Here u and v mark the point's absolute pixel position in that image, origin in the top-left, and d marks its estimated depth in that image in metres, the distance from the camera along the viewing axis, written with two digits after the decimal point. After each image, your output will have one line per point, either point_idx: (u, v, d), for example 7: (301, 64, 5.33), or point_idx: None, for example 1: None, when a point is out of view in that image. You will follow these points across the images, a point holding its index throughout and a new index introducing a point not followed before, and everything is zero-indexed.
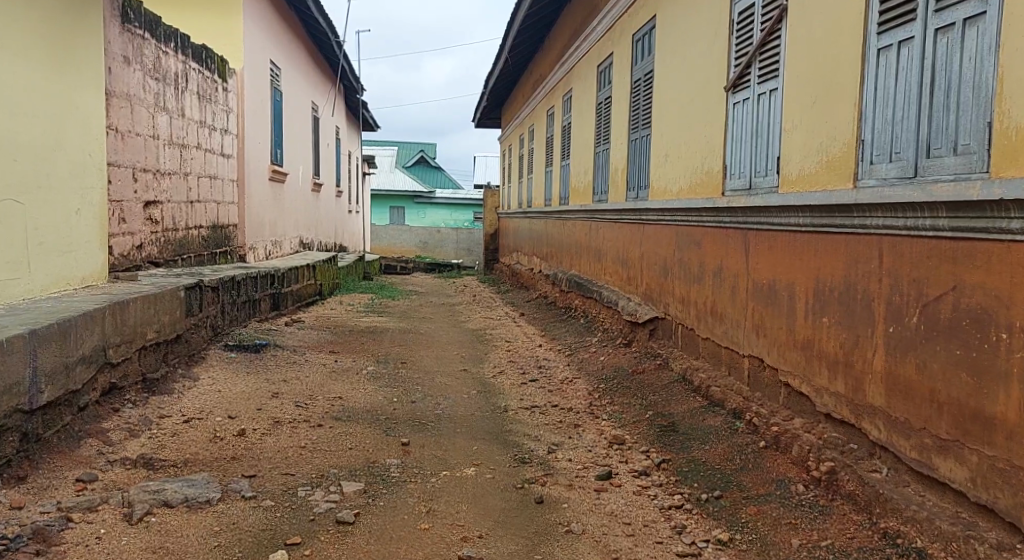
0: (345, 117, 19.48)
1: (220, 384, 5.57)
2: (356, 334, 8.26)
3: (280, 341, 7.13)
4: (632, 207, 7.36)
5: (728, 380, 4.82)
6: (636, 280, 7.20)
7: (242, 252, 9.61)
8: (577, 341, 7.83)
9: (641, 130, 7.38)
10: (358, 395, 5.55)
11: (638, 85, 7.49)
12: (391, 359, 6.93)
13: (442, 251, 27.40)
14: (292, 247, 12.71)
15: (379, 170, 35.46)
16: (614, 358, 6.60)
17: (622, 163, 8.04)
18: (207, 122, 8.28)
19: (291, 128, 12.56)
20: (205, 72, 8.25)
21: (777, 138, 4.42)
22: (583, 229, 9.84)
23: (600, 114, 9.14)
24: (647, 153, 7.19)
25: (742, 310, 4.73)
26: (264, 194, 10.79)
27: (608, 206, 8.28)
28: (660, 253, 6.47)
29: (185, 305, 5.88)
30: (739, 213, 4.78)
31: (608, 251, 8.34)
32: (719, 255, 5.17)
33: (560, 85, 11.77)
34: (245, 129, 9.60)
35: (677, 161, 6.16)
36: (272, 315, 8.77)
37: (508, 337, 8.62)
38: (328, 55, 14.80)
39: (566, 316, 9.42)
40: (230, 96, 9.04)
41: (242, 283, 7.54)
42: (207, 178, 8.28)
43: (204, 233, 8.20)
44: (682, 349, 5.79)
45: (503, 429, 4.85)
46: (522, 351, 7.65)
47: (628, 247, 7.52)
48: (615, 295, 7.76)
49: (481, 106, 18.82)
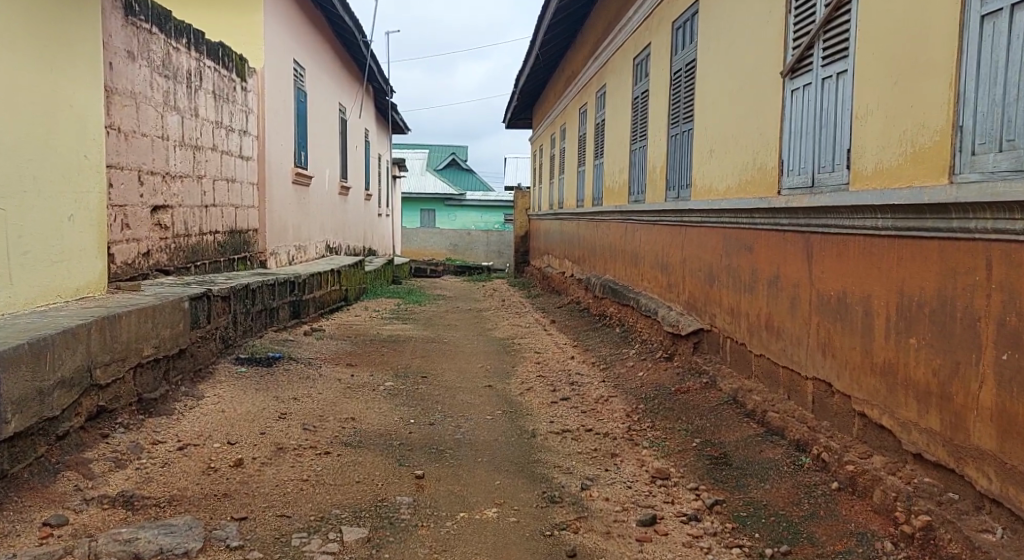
0: (374, 118, 18.99)
1: (224, 402, 5.08)
2: (376, 344, 7.77)
3: (295, 353, 6.64)
4: (673, 208, 6.78)
5: (788, 405, 4.27)
6: (677, 288, 6.63)
7: (262, 258, 9.17)
8: (612, 353, 7.27)
9: (682, 125, 6.81)
10: (373, 416, 5.04)
11: (679, 76, 6.90)
12: (412, 373, 6.40)
13: (472, 254, 26.95)
14: (317, 252, 12.26)
15: (409, 172, 35.06)
16: (655, 374, 6.04)
17: (661, 161, 7.46)
18: (224, 122, 7.74)
19: (315, 129, 12.08)
20: (217, 68, 7.47)
21: (846, 128, 3.84)
22: (618, 231, 9.26)
23: (636, 110, 8.57)
24: (688, 149, 6.62)
25: (804, 326, 4.17)
26: (286, 197, 10.34)
27: (646, 207, 7.70)
28: (705, 259, 5.89)
29: (191, 316, 5.33)
30: (798, 215, 4.21)
31: (646, 256, 7.77)
32: (774, 262, 4.60)
33: (594, 82, 11.23)
34: (265, 130, 9.13)
35: (724, 157, 5.58)
36: (292, 324, 8.31)
37: (538, 348, 8.06)
38: (355, 54, 14.31)
39: (600, 325, 8.85)
40: (249, 95, 8.56)
41: (258, 290, 7.09)
42: (224, 181, 7.80)
43: (220, 238, 7.74)
44: (733, 366, 5.22)
45: (530, 460, 4.31)
46: (553, 364, 7.10)
47: (668, 252, 6.95)
48: (655, 303, 7.19)
49: (511, 106, 18.29)
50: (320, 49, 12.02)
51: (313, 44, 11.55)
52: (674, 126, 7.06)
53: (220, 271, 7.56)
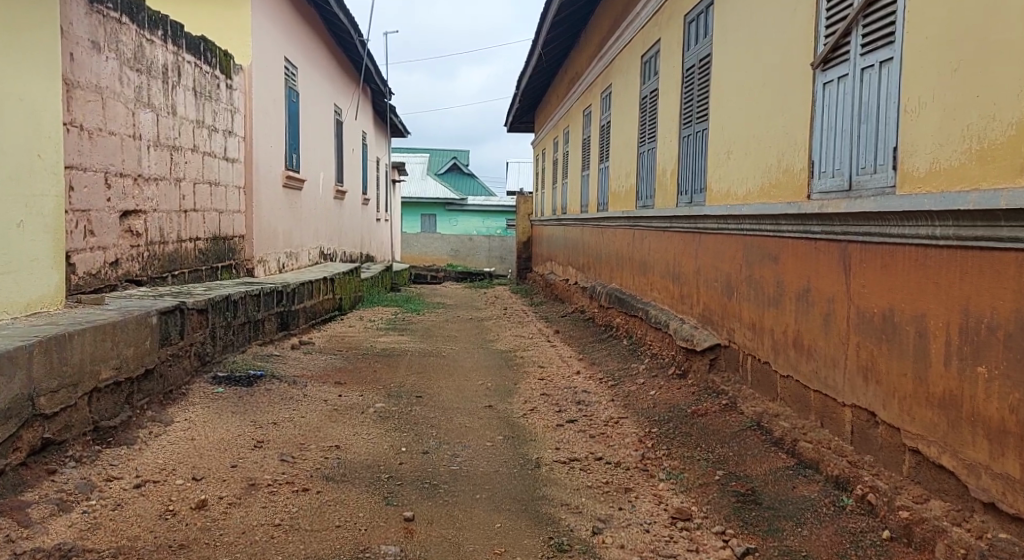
0: (372, 121, 18.58)
1: (196, 428, 4.63)
2: (369, 359, 7.30)
3: (279, 370, 6.18)
4: (685, 213, 6.34)
5: (822, 434, 3.82)
6: (691, 299, 6.17)
7: (249, 266, 8.71)
8: (620, 368, 6.79)
9: (695, 124, 6.36)
10: (360, 444, 4.58)
11: (691, 73, 6.47)
12: (405, 392, 5.93)
13: (473, 260, 26.50)
14: (310, 258, 11.81)
15: (410, 177, 34.62)
16: (668, 394, 5.56)
17: (672, 164, 7.01)
18: (206, 122, 7.32)
19: (308, 131, 11.64)
20: (199, 63, 7.09)
21: (892, 123, 3.40)
22: (625, 237, 8.81)
23: (644, 110, 8.12)
24: (703, 150, 6.17)
25: (840, 345, 3.72)
26: (276, 202, 9.89)
27: (655, 213, 7.24)
28: (723, 268, 5.43)
29: (160, 332, 4.88)
30: (833, 222, 3.75)
31: (656, 264, 7.31)
32: (802, 273, 4.15)
33: (598, 82, 10.78)
34: (253, 131, 8.69)
35: (744, 158, 5.13)
36: (279, 336, 7.84)
37: (541, 362, 7.59)
38: (351, 54, 13.90)
39: (607, 338, 8.38)
40: (234, 94, 8.14)
41: (240, 302, 6.62)
42: (206, 184, 7.36)
43: (202, 246, 7.29)
44: (755, 388, 4.75)
45: (533, 496, 3.85)
46: (556, 380, 6.62)
47: (681, 260, 6.49)
48: (666, 315, 6.72)
49: (513, 109, 17.85)
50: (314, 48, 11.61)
51: (305, 42, 11.12)
52: (686, 126, 6.62)
53: (201, 281, 7.10)
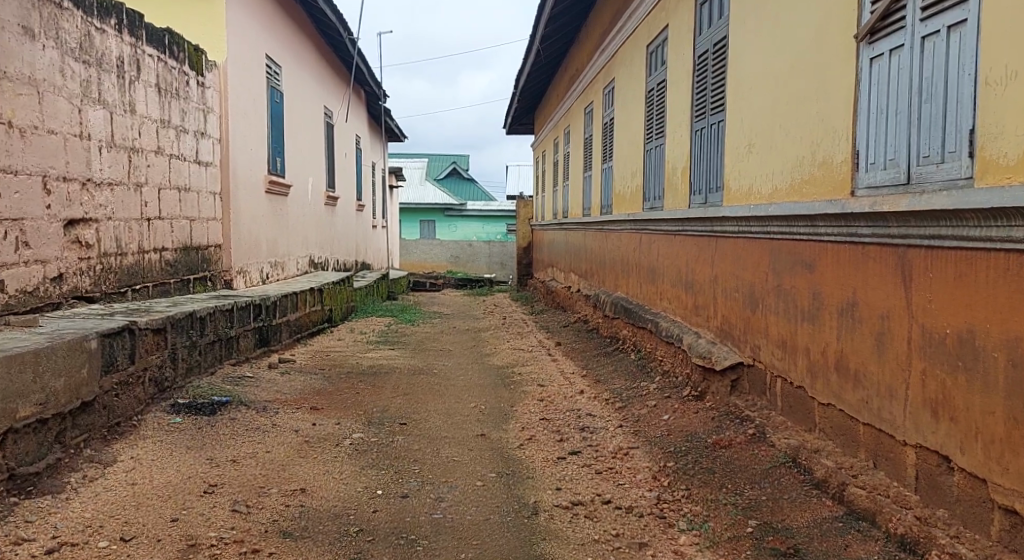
0: (366, 124, 17.98)
1: (141, 468, 4.01)
2: (351, 378, 6.66)
3: (248, 395, 5.55)
4: (698, 215, 5.72)
5: (876, 478, 3.21)
6: (707, 310, 5.56)
7: (227, 278, 8.09)
8: (628, 388, 6.15)
9: (709, 116, 5.74)
10: (331, 486, 3.96)
11: (704, 59, 5.84)
12: (388, 419, 5.29)
13: (473, 266, 25.85)
14: (298, 267, 11.18)
15: (408, 181, 33.97)
16: (685, 419, 4.93)
17: (683, 162, 6.39)
18: (174, 121, 6.73)
19: (294, 133, 11.02)
20: (163, 58, 6.52)
21: (970, 102, 2.81)
22: (631, 242, 8.18)
23: (651, 104, 7.49)
24: (717, 145, 5.55)
25: (897, 371, 3.12)
26: (259, 208, 9.28)
27: (665, 215, 6.61)
28: (744, 276, 4.82)
29: (102, 357, 4.26)
30: (887, 223, 3.15)
31: (666, 271, 6.69)
32: (843, 283, 3.55)
33: (600, 77, 10.16)
34: (230, 132, 8.09)
35: (769, 151, 4.51)
36: (256, 353, 7.21)
37: (541, 379, 6.95)
38: (340, 52, 13.30)
39: (612, 352, 7.73)
40: (207, 91, 7.54)
41: (208, 318, 6.00)
42: (174, 189, 6.75)
43: (169, 256, 6.68)
44: (786, 415, 4.12)
45: (529, 555, 3.23)
46: (558, 401, 5.98)
47: (694, 267, 5.88)
48: (679, 327, 6.10)
49: (512, 110, 17.23)
50: (298, 45, 11.00)
51: (289, 38, 10.51)
52: (697, 118, 6.00)
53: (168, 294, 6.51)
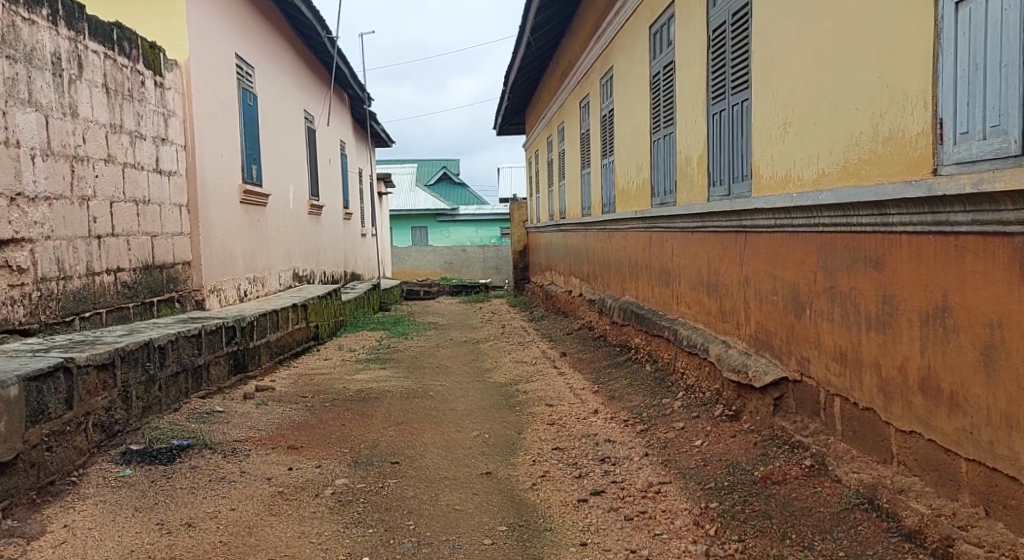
0: (352, 129, 17.33)
1: (73, 541, 3.32)
2: (337, 407, 5.95)
3: (214, 435, 4.85)
4: (720, 209, 5.03)
5: (996, 533, 2.54)
6: (737, 316, 4.87)
7: (198, 297, 7.36)
8: (648, 407, 5.45)
9: (729, 97, 5.05)
10: (305, 553, 3.26)
11: (721, 33, 5.16)
12: (378, 457, 4.59)
13: (468, 273, 25.14)
14: (279, 282, 10.46)
15: (398, 188, 33.25)
16: (721, 447, 4.22)
17: (699, 150, 5.70)
18: (125, 126, 6.04)
19: (271, 139, 10.31)
20: (111, 55, 5.84)
21: None
22: (640, 242, 7.49)
23: (657, 89, 6.80)
24: (741, 129, 4.87)
25: (1017, 396, 2.45)
26: (232, 221, 8.55)
27: (679, 210, 5.92)
28: (784, 278, 4.13)
29: (26, 405, 3.60)
30: (997, 207, 2.47)
31: (683, 273, 6.01)
32: (925, 284, 2.86)
33: (596, 67, 9.49)
34: (196, 138, 7.39)
35: (812, 128, 3.82)
36: (231, 381, 6.49)
37: (548, 398, 6.24)
38: (319, 52, 12.63)
39: (625, 364, 7.03)
40: (167, 93, 6.85)
41: (169, 347, 5.31)
42: (129, 202, 6.07)
43: (127, 277, 5.99)
44: (849, 443, 3.43)
45: None
46: (571, 426, 5.28)
47: (719, 267, 5.19)
48: (702, 337, 5.41)
49: (503, 109, 16.57)
50: (273, 45, 10.32)
51: (262, 38, 9.83)
52: (715, 101, 5.32)
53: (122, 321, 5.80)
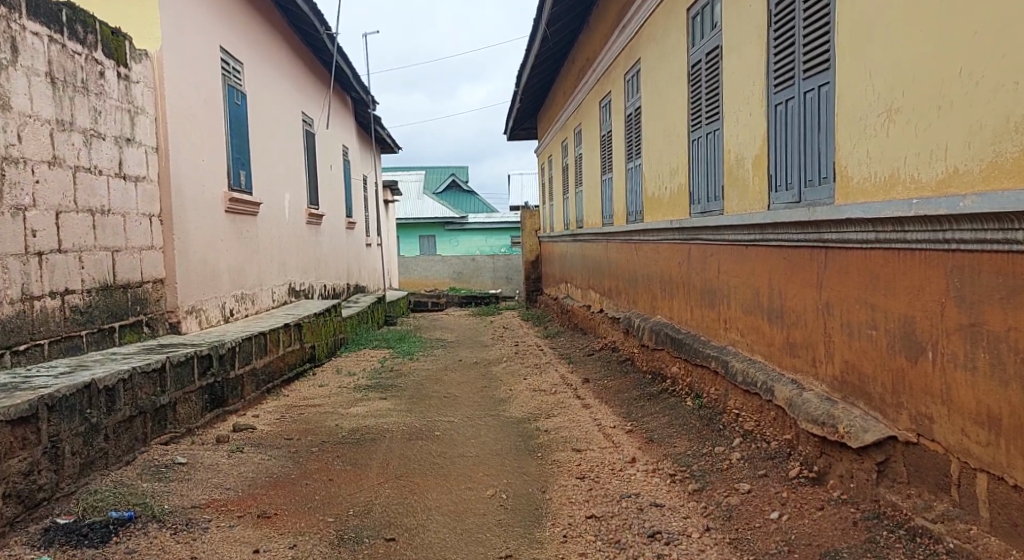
0: (356, 134, 16.50)
1: None
2: (326, 453, 5.03)
3: (166, 500, 3.93)
4: (786, 219, 4.12)
5: None
6: (814, 351, 3.95)
7: (174, 319, 6.46)
8: (698, 457, 4.51)
9: (799, 82, 4.14)
10: None
11: (788, 6, 4.25)
12: (368, 531, 3.67)
13: (478, 282, 24.20)
14: (273, 298, 9.54)
15: (405, 195, 32.35)
16: (808, 525, 3.30)
17: (755, 149, 4.78)
18: (77, 123, 5.16)
19: (263, 143, 9.42)
20: (58, 39, 5.00)
21: None
22: (675, 256, 6.58)
23: (698, 81, 5.88)
24: (816, 121, 3.96)
25: None
26: (216, 232, 7.66)
27: (728, 218, 5.00)
28: (890, 308, 3.22)
29: None
30: None
31: (734, 294, 5.09)
32: None
33: (619, 61, 8.58)
34: (173, 140, 6.51)
35: (941, 114, 2.92)
36: (205, 419, 5.60)
37: (574, 440, 5.30)
38: (318, 49, 11.75)
39: (660, 397, 6.08)
40: (135, 87, 5.99)
41: (120, 387, 4.39)
42: (84, 213, 5.22)
43: (77, 302, 5.11)
44: (1006, 540, 2.61)
45: None
46: (607, 481, 4.34)
47: (785, 289, 4.27)
48: (763, 372, 4.49)
49: (514, 112, 15.67)
50: (264, 40, 9.44)
51: (251, 32, 8.96)
52: (778, 90, 4.41)
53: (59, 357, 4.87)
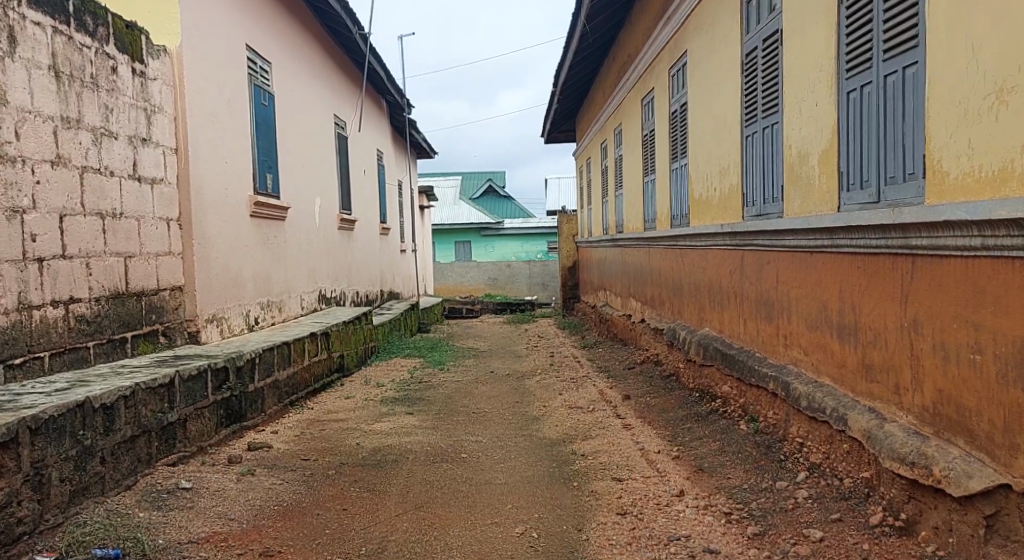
0: (390, 138, 16.16)
1: None
2: (343, 477, 4.61)
3: (158, 535, 3.54)
4: (861, 225, 3.61)
5: None
6: (896, 375, 3.45)
7: (193, 328, 6.09)
8: (757, 492, 4.01)
9: (877, 66, 3.64)
10: None
11: None
12: None
13: (513, 289, 23.77)
14: (300, 305, 9.18)
15: (440, 201, 32.09)
16: None
17: (822, 144, 4.27)
18: (83, 119, 4.81)
19: (291, 143, 9.06)
20: (65, 30, 4.67)
21: None
22: (726, 263, 6.06)
23: (754, 71, 5.36)
24: (900, 111, 3.46)
25: None
26: (241, 236, 7.30)
27: (791, 223, 4.49)
28: (1003, 327, 2.78)
29: None
30: None
31: (796, 307, 4.58)
32: None
33: (664, 55, 8.08)
34: (194, 139, 6.17)
35: None
36: (220, 437, 5.20)
37: (614, 467, 4.81)
38: (350, 48, 11.40)
39: (709, 418, 5.57)
40: (154, 84, 5.65)
41: (121, 406, 3.99)
42: (92, 216, 4.87)
43: (82, 310, 4.75)
44: None
45: None
46: (654, 519, 3.86)
47: (859, 302, 3.76)
48: (833, 397, 3.97)
49: (552, 114, 15.21)
50: (293, 37, 9.10)
51: (279, 28, 8.63)
52: (851, 77, 3.90)
53: (61, 372, 4.52)
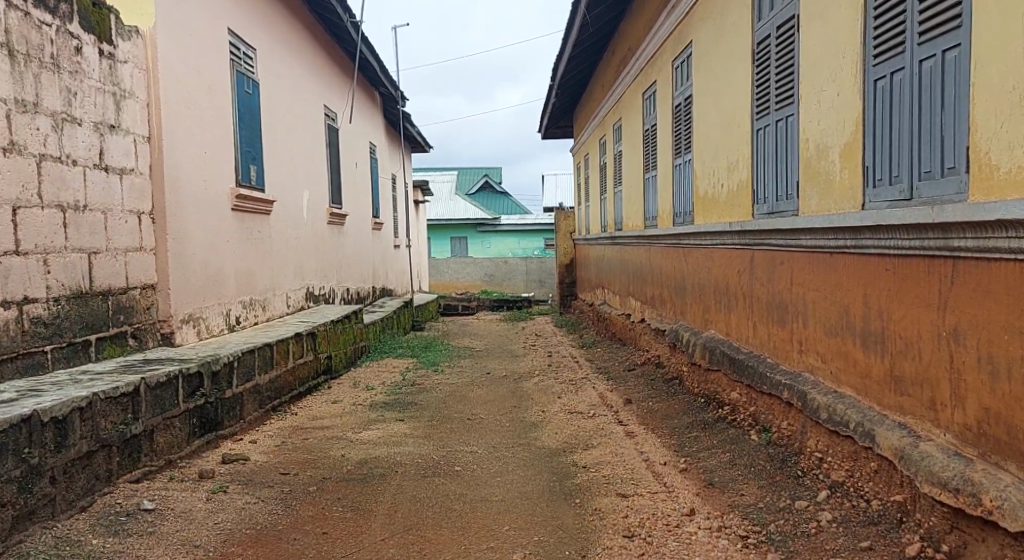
0: (384, 131, 15.76)
1: None
2: (323, 494, 4.25)
3: None
4: (893, 223, 3.26)
5: None
6: (932, 390, 3.10)
7: (167, 329, 5.72)
8: (774, 512, 3.67)
9: (910, 49, 3.28)
10: None
11: None
12: None
13: (510, 285, 23.42)
14: (286, 303, 8.81)
15: (436, 196, 31.72)
16: None
17: (844, 136, 3.91)
18: (41, 103, 4.44)
19: (277, 136, 8.68)
20: (20, 5, 4.30)
21: None
22: (733, 262, 5.71)
23: (767, 58, 5.00)
24: (940, 98, 3.11)
25: None
26: (222, 232, 6.93)
27: (809, 220, 4.14)
28: None
29: None
30: None
31: (813, 311, 4.23)
32: None
33: (667, 45, 7.71)
34: (169, 128, 5.80)
35: None
36: (191, 448, 4.83)
37: (618, 481, 4.46)
38: (341, 37, 11.01)
39: (717, 427, 5.22)
40: (125, 67, 5.27)
41: (75, 419, 3.64)
42: (51, 208, 4.52)
43: (38, 312, 4.40)
44: None
45: None
46: (662, 543, 3.52)
47: (888, 308, 3.41)
48: (858, 410, 3.62)
49: (549, 109, 14.84)
50: (279, 25, 8.72)
51: (264, 15, 8.25)
52: (879, 61, 3.55)
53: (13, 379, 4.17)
